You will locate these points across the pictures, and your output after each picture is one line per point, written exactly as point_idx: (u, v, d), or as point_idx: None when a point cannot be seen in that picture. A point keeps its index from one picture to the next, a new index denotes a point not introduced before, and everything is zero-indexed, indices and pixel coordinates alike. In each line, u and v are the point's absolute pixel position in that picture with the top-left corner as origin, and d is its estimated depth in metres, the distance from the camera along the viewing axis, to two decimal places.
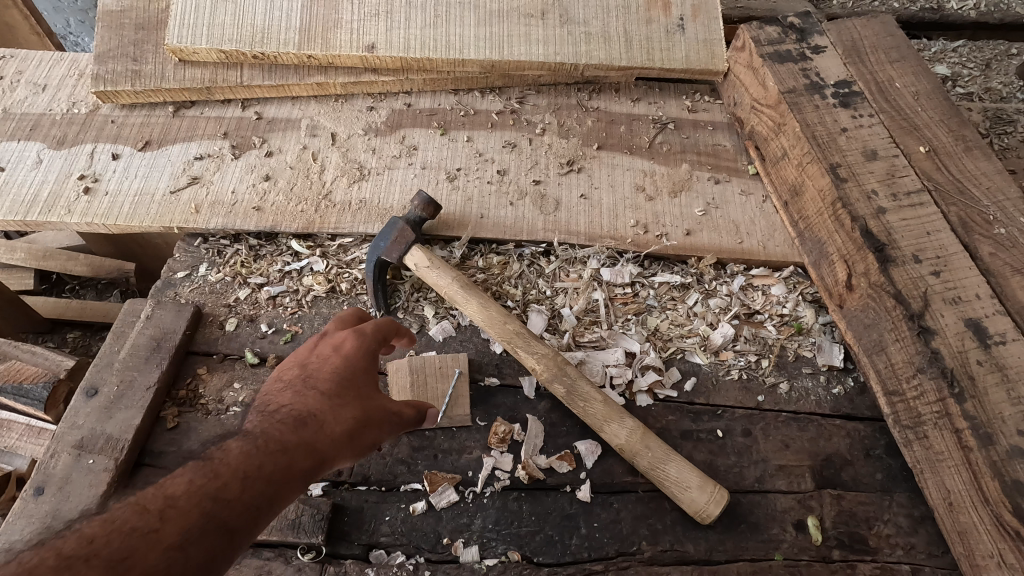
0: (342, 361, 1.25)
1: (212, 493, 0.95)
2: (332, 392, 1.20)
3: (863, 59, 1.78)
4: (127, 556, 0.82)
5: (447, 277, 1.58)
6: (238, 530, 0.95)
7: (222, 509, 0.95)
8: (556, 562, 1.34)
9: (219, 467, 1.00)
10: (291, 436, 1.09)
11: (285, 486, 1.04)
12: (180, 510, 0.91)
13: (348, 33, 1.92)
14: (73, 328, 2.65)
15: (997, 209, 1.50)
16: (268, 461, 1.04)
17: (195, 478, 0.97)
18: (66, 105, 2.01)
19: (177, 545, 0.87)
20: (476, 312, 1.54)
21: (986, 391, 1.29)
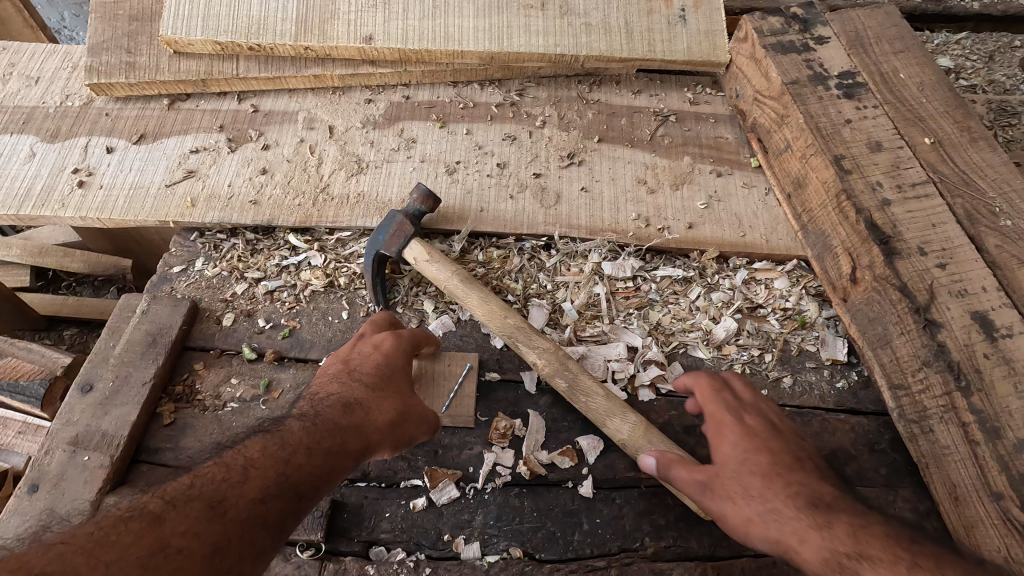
0: (382, 353, 1.33)
1: (286, 461, 1.07)
2: (375, 380, 1.28)
3: (867, 50, 1.76)
4: (220, 503, 0.96)
5: (447, 270, 1.55)
6: (303, 498, 1.06)
7: (294, 476, 1.06)
8: (558, 559, 1.33)
9: (288, 439, 1.11)
10: (345, 418, 1.19)
11: (343, 464, 1.15)
12: (260, 471, 1.04)
13: (345, 25, 1.89)
14: (70, 324, 2.63)
15: (1003, 201, 1.49)
16: (328, 438, 1.14)
17: (271, 445, 1.09)
18: (59, 98, 1.99)
19: (257, 504, 0.99)
20: (476, 306, 1.52)
21: (993, 384, 1.27)
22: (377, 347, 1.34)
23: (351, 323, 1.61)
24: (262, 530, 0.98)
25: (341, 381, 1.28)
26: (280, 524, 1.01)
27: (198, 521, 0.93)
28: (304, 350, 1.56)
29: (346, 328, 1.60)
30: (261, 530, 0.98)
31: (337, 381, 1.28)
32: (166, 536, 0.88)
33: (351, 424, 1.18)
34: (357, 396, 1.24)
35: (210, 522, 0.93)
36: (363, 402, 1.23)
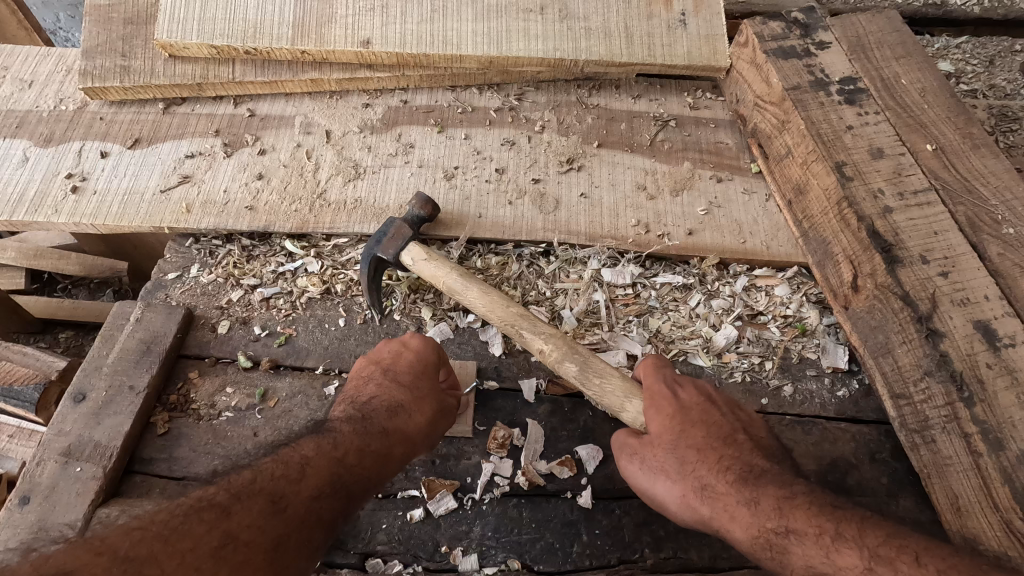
0: (418, 353, 1.38)
1: (337, 462, 1.19)
2: (414, 381, 1.34)
3: (868, 55, 1.75)
4: (281, 499, 1.10)
5: (442, 270, 1.53)
6: (354, 496, 1.19)
7: (344, 476, 1.19)
8: (556, 571, 1.31)
9: (338, 441, 1.23)
10: (388, 421, 1.28)
11: (388, 465, 1.26)
12: (316, 470, 1.16)
13: (342, 29, 1.87)
14: (64, 327, 2.60)
15: (1006, 208, 1.48)
16: (373, 442, 1.24)
17: (324, 447, 1.21)
18: (53, 101, 1.97)
19: (314, 502, 1.13)
20: (477, 301, 1.48)
21: (996, 395, 1.26)
22: (412, 346, 1.39)
23: (348, 331, 1.59)
24: (318, 526, 1.11)
25: (382, 382, 1.35)
26: (333, 519, 1.15)
27: (262, 515, 1.06)
28: (300, 358, 1.55)
29: (343, 335, 1.58)
30: (317, 526, 1.11)
31: (377, 381, 1.36)
32: (234, 529, 1.02)
33: (394, 428, 1.27)
34: (398, 398, 1.31)
35: (274, 516, 1.07)
36: (404, 406, 1.30)
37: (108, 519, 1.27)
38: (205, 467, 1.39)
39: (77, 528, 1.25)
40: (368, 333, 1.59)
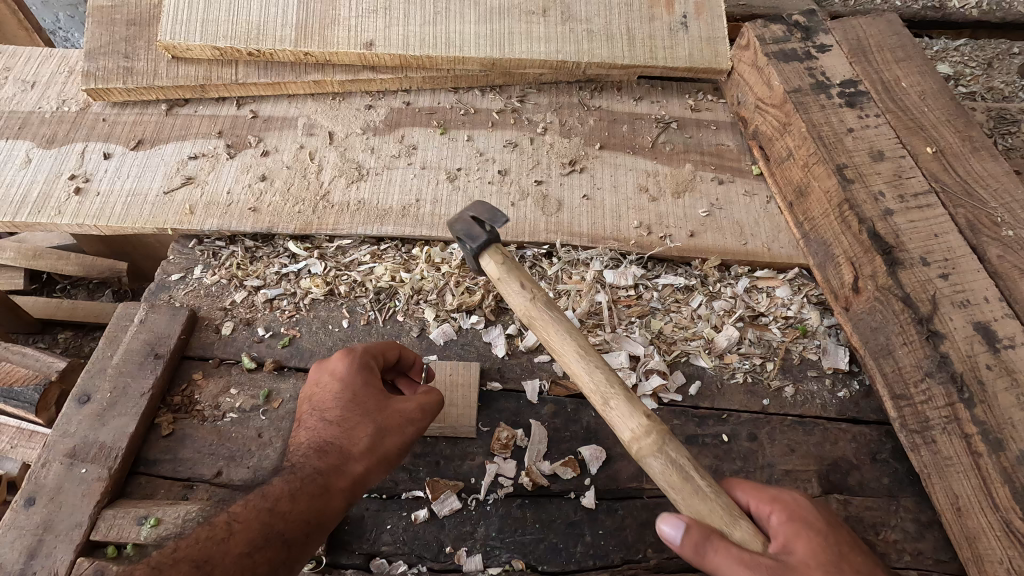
0: (342, 381, 1.33)
1: (267, 513, 1.19)
2: (343, 415, 1.30)
3: (869, 58, 1.76)
4: (206, 561, 1.11)
5: (524, 291, 1.21)
6: (295, 541, 1.18)
7: (277, 524, 1.18)
8: (561, 571, 1.32)
9: (270, 491, 1.23)
10: (321, 462, 1.25)
11: (331, 501, 1.23)
12: (243, 525, 1.17)
13: (345, 31, 1.88)
14: (65, 328, 2.61)
15: (1005, 211, 1.49)
16: (307, 483, 1.22)
17: (253, 501, 1.22)
18: (56, 102, 1.97)
19: (245, 557, 1.13)
20: (558, 334, 1.18)
21: (996, 396, 1.27)
22: (333, 377, 1.33)
23: (351, 332, 1.60)
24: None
25: (313, 422, 1.32)
26: (274, 568, 1.14)
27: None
28: (304, 359, 1.55)
29: (346, 336, 1.59)
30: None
31: (310, 422, 1.32)
32: None
33: (327, 468, 1.25)
34: (329, 437, 1.28)
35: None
36: (335, 442, 1.27)
37: (113, 520, 1.27)
38: (210, 469, 1.39)
39: (82, 529, 1.26)
40: (372, 334, 1.60)
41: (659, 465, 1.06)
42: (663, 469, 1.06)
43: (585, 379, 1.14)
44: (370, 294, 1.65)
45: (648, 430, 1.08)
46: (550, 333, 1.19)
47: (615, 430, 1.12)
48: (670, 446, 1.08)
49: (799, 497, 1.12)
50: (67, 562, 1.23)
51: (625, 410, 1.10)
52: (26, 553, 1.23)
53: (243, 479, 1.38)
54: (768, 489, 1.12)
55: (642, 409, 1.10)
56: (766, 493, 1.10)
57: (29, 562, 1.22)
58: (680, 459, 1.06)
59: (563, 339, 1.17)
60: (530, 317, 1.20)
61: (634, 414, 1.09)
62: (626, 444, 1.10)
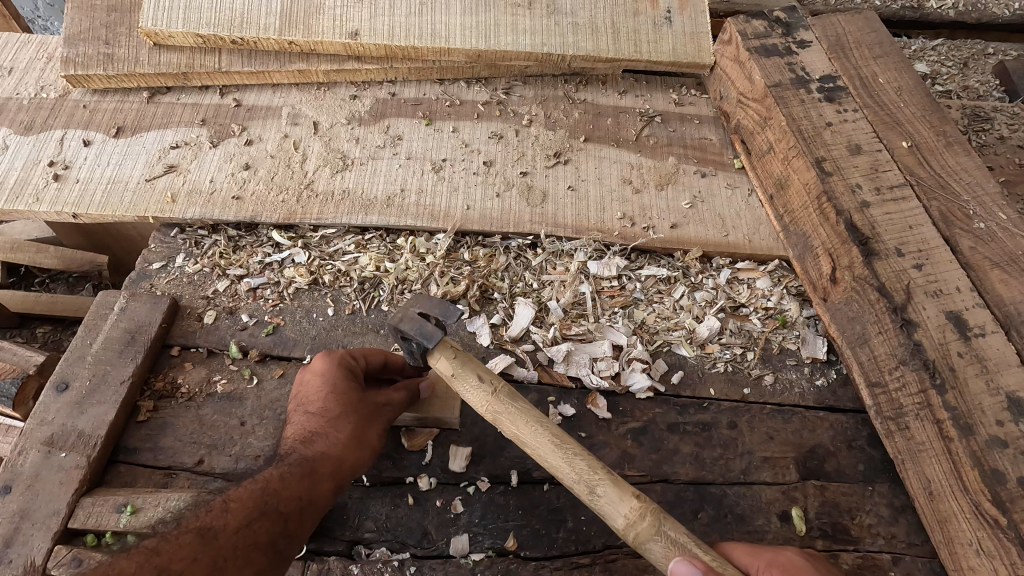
0: (322, 376, 1.33)
1: (261, 491, 1.23)
2: (325, 406, 1.31)
3: (847, 54, 1.80)
4: (209, 531, 1.16)
5: (482, 386, 1.14)
6: (290, 517, 1.21)
7: (272, 500, 1.22)
8: (543, 556, 1.33)
9: (262, 477, 1.26)
10: (308, 449, 1.28)
11: (320, 482, 1.26)
12: (239, 502, 1.21)
13: (330, 20, 1.87)
14: (43, 322, 2.56)
15: (977, 204, 1.53)
16: (297, 466, 1.26)
17: (246, 485, 1.25)
18: (34, 89, 1.94)
19: (244, 529, 1.17)
20: (528, 427, 1.12)
21: (966, 382, 1.30)
22: (315, 372, 1.34)
23: (335, 321, 1.59)
24: (255, 550, 1.15)
25: (297, 416, 1.33)
26: (273, 539, 1.18)
27: (193, 547, 1.13)
28: (287, 347, 1.55)
29: (331, 325, 1.59)
30: (255, 549, 1.16)
31: (294, 416, 1.34)
32: (165, 562, 1.09)
33: (314, 453, 1.28)
34: (313, 427, 1.31)
35: (203, 547, 1.13)
36: (319, 432, 1.30)
37: (91, 509, 1.26)
38: (191, 457, 1.38)
39: (60, 517, 1.24)
40: (356, 323, 1.60)
41: (659, 547, 1.04)
42: (665, 550, 1.04)
43: (566, 470, 1.09)
44: (355, 283, 1.65)
45: (642, 513, 1.05)
46: (519, 427, 1.12)
47: (606, 518, 1.08)
48: (667, 525, 1.06)
49: (794, 555, 1.15)
50: (44, 550, 1.21)
51: (614, 496, 1.07)
52: (2, 541, 1.21)
53: (225, 467, 1.37)
54: (763, 552, 1.15)
55: (630, 491, 1.07)
56: (760, 556, 1.13)
57: (6, 549, 1.21)
58: (681, 538, 1.05)
59: (535, 431, 1.12)
60: (495, 412, 1.14)
61: (624, 499, 1.06)
62: (622, 533, 1.07)
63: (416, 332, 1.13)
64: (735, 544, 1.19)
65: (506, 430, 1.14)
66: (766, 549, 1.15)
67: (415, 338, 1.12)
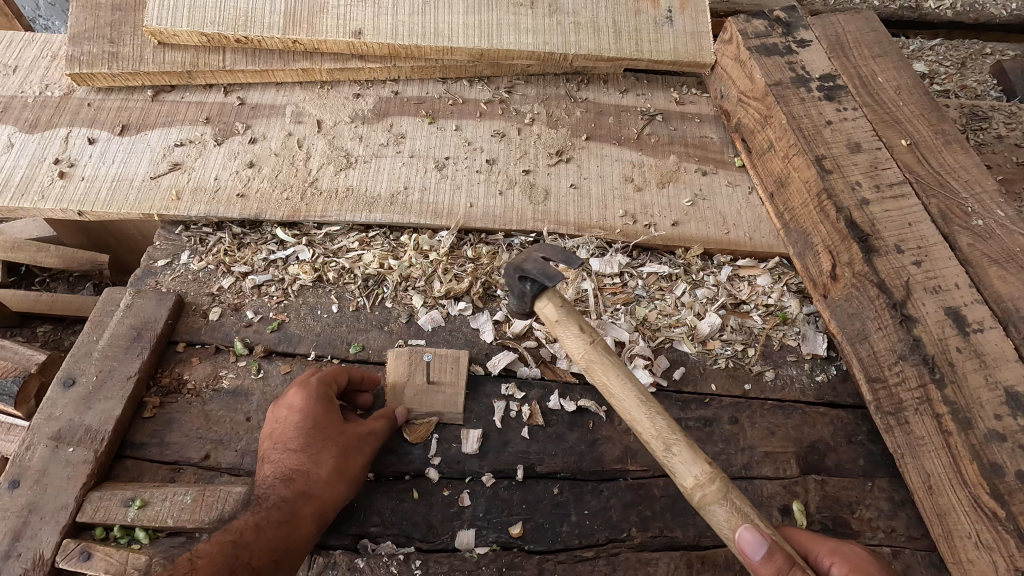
0: (301, 412, 1.33)
1: (233, 545, 1.20)
2: (304, 442, 1.31)
3: (847, 54, 1.82)
4: None
5: (582, 335, 1.18)
6: (264, 570, 1.19)
7: (244, 555, 1.19)
8: (547, 549, 1.34)
9: (234, 525, 1.24)
10: (286, 490, 1.27)
11: (298, 526, 1.24)
12: (206, 559, 1.17)
13: (334, 18, 1.88)
14: (44, 321, 2.56)
15: (975, 201, 1.55)
16: (274, 511, 1.24)
17: (215, 538, 1.22)
18: (38, 87, 1.95)
19: None
20: (620, 381, 1.15)
21: (965, 376, 1.32)
22: (293, 409, 1.34)
23: (340, 317, 1.61)
24: None
25: (273, 455, 1.32)
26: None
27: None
28: (292, 344, 1.56)
29: (335, 322, 1.60)
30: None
31: (270, 456, 1.32)
32: None
33: (293, 495, 1.26)
34: (292, 466, 1.29)
35: None
36: (298, 470, 1.29)
37: (99, 503, 1.27)
38: (197, 453, 1.39)
39: (68, 511, 1.25)
40: (360, 320, 1.61)
41: (722, 512, 1.05)
42: (729, 517, 1.05)
43: (647, 424, 1.12)
44: (358, 281, 1.66)
45: (713, 477, 1.06)
46: (609, 376, 1.16)
47: (675, 476, 1.09)
48: (732, 493, 1.07)
49: (859, 550, 1.16)
50: (52, 543, 1.22)
51: (688, 457, 1.08)
52: (10, 535, 1.22)
53: (231, 462, 1.38)
54: (827, 541, 1.17)
55: (704, 455, 1.08)
56: (824, 544, 1.16)
57: (14, 543, 1.22)
58: (746, 508, 1.06)
59: (624, 382, 1.15)
60: (591, 360, 1.17)
61: (697, 461, 1.08)
62: (688, 492, 1.08)
63: (537, 271, 1.18)
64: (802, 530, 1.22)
65: (596, 378, 1.18)
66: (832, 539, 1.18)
67: (536, 276, 1.17)
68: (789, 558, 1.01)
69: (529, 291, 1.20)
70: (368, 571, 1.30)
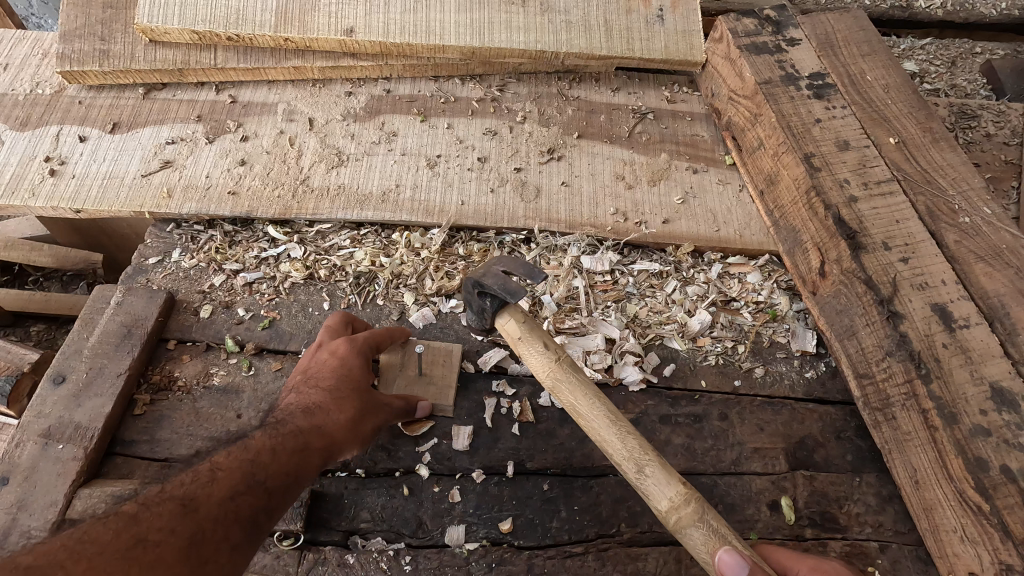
0: (342, 359, 1.38)
1: (249, 462, 1.18)
2: (335, 385, 1.34)
3: (836, 52, 1.83)
4: (192, 501, 1.09)
5: (547, 353, 1.25)
6: (273, 493, 1.18)
7: (259, 473, 1.17)
8: (536, 545, 1.35)
9: (249, 442, 1.22)
10: (306, 422, 1.28)
11: (309, 459, 1.24)
12: (225, 472, 1.15)
13: (326, 17, 1.89)
14: (36, 321, 2.56)
15: (962, 198, 1.56)
16: (292, 438, 1.24)
17: (233, 451, 1.20)
18: (29, 85, 1.95)
19: (228, 501, 1.12)
20: (586, 401, 1.21)
21: (951, 372, 1.33)
22: (335, 355, 1.39)
23: (331, 315, 1.61)
24: (235, 525, 1.10)
25: (301, 391, 1.34)
26: (254, 515, 1.14)
27: (173, 518, 1.05)
28: (283, 341, 1.56)
29: (326, 319, 1.60)
30: (234, 524, 1.10)
31: (297, 391, 1.35)
32: (143, 533, 1.01)
33: (312, 428, 1.27)
34: (317, 403, 1.31)
35: (184, 518, 1.06)
36: (322, 407, 1.30)
37: (89, 500, 1.27)
38: (188, 449, 1.39)
39: (57, 508, 1.25)
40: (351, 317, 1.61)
41: (699, 534, 1.07)
42: (705, 538, 1.07)
43: (618, 446, 1.15)
44: (350, 278, 1.67)
45: (687, 499, 1.09)
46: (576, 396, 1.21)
47: (650, 498, 1.12)
48: (709, 515, 1.09)
49: (837, 564, 1.15)
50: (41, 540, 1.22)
51: (661, 478, 1.11)
52: None
53: None
54: (806, 558, 1.16)
55: (678, 476, 1.11)
56: (802, 561, 1.15)
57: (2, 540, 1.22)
58: (722, 529, 1.07)
59: (592, 403, 1.20)
60: (556, 378, 1.23)
61: (671, 482, 1.11)
62: (663, 514, 1.10)
63: (499, 286, 1.20)
64: (780, 546, 1.21)
65: (563, 399, 1.23)
66: (809, 556, 1.17)
67: (498, 292, 1.19)
68: None
69: (489, 309, 1.28)
70: (358, 567, 1.30)
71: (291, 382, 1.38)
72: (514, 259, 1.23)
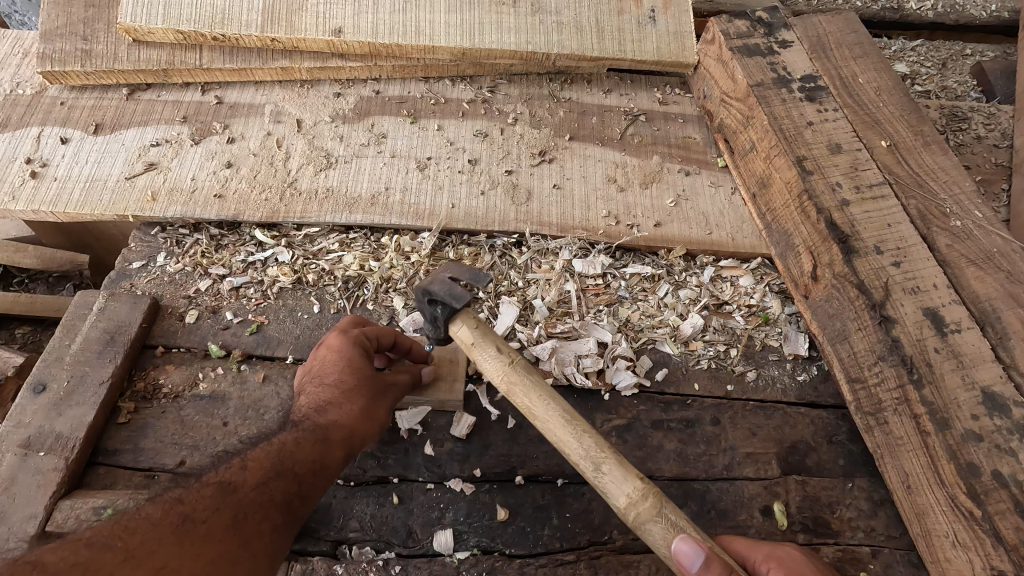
0: (337, 351, 1.32)
1: (277, 453, 1.21)
2: (340, 378, 1.30)
3: (828, 54, 1.83)
4: (231, 485, 1.14)
5: (499, 357, 1.17)
6: (304, 479, 1.20)
7: (286, 462, 1.20)
8: (528, 554, 1.33)
9: (277, 439, 1.25)
10: (321, 417, 1.27)
11: (331, 449, 1.24)
12: (257, 461, 1.19)
13: (313, 17, 1.86)
14: (23, 323, 2.51)
15: (953, 202, 1.56)
16: (311, 432, 1.25)
17: (262, 446, 1.23)
18: (9, 85, 1.91)
19: (262, 486, 1.15)
20: (540, 400, 1.13)
21: (943, 377, 1.33)
22: (330, 347, 1.33)
23: (320, 320, 1.58)
24: (271, 507, 1.14)
25: (311, 388, 1.33)
26: (288, 499, 1.17)
27: (214, 500, 1.11)
28: (271, 347, 1.53)
29: (315, 324, 1.58)
30: (271, 507, 1.14)
31: (307, 389, 1.34)
32: (189, 512, 1.08)
33: (328, 421, 1.27)
34: (327, 397, 1.30)
35: (224, 500, 1.12)
36: (333, 401, 1.29)
37: (70, 511, 1.24)
38: (172, 459, 1.36)
39: (37, 520, 1.22)
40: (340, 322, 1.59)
41: (658, 528, 1.03)
42: (664, 532, 1.03)
43: (574, 445, 1.08)
44: (339, 283, 1.64)
45: (645, 494, 1.03)
46: (530, 398, 1.13)
47: (608, 497, 1.06)
48: (668, 507, 1.04)
49: (792, 550, 1.16)
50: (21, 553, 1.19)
51: (619, 475, 1.05)
52: None
53: None
54: (761, 546, 1.16)
55: (635, 472, 1.06)
56: (759, 550, 1.15)
57: None
58: (680, 521, 1.04)
59: (547, 404, 1.12)
60: (510, 382, 1.15)
61: (628, 478, 1.05)
62: (623, 511, 1.04)
63: (444, 292, 1.15)
64: (739, 537, 1.22)
65: (517, 401, 1.15)
66: (764, 545, 1.17)
67: (441, 297, 1.15)
68: (727, 567, 0.98)
69: (439, 316, 1.17)
70: None
71: (301, 379, 1.37)
72: (457, 266, 1.19)
